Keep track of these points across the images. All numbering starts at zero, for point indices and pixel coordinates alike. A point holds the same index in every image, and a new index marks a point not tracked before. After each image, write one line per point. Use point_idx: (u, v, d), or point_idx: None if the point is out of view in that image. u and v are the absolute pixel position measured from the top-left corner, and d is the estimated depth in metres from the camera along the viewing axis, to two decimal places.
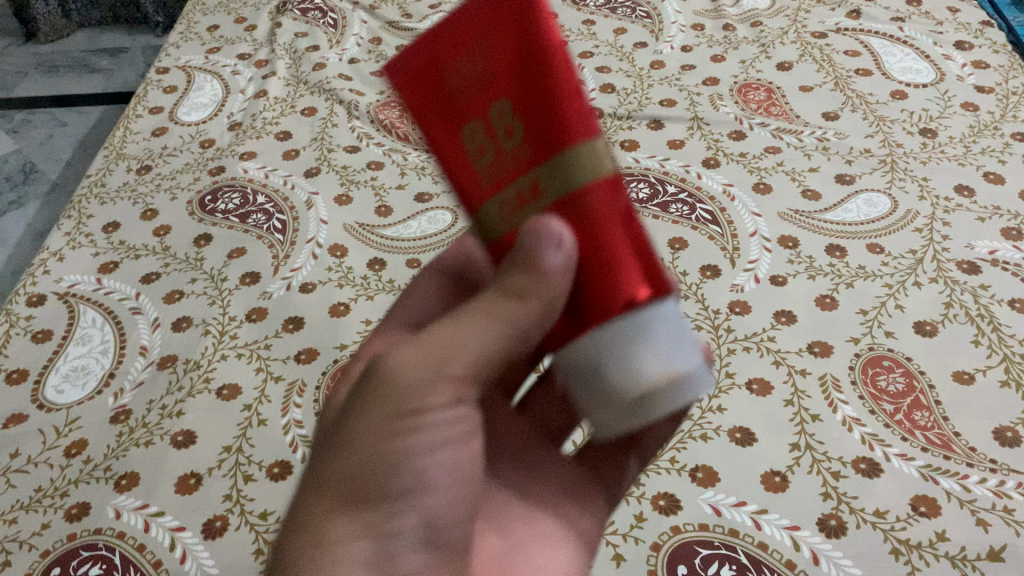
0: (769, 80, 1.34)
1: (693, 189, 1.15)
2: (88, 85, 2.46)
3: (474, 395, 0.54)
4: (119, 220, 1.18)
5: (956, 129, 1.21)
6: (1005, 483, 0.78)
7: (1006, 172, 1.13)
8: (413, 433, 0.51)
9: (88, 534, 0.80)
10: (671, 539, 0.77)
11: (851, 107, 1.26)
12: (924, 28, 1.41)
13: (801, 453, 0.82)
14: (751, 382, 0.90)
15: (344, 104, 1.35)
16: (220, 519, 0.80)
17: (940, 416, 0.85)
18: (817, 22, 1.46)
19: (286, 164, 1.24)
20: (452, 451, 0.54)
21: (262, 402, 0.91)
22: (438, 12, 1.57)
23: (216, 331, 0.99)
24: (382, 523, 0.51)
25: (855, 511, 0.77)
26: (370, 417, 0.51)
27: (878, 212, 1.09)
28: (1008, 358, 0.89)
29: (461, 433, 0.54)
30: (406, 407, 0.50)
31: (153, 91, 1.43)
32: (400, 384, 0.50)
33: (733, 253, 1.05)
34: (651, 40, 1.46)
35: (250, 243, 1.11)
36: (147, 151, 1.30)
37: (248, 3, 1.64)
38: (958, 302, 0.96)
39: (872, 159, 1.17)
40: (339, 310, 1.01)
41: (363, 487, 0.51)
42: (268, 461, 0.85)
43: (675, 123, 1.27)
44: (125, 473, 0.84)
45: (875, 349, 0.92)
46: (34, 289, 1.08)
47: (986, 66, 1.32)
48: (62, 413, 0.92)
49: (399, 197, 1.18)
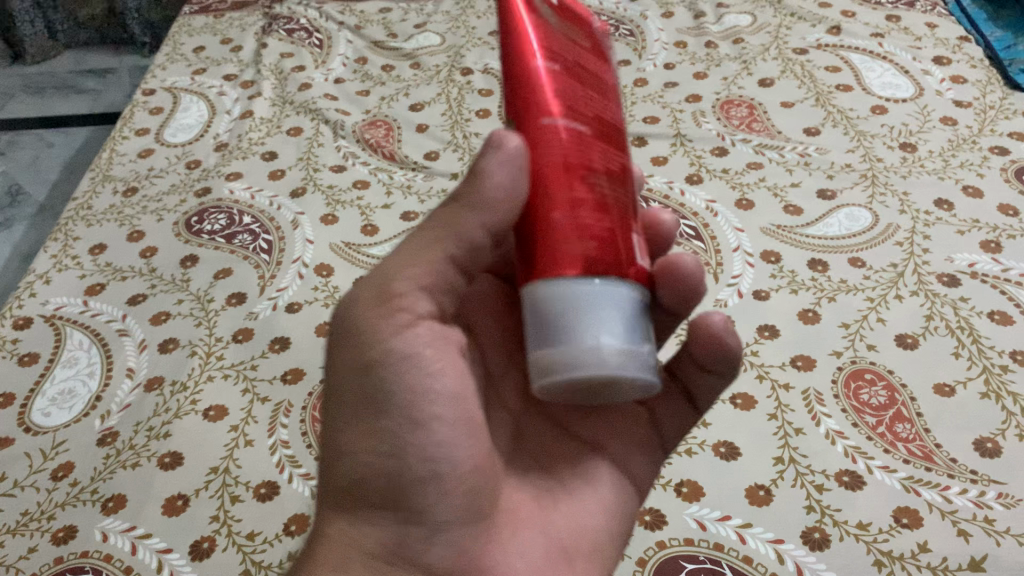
0: (750, 96, 1.35)
1: (676, 205, 1.16)
2: (75, 106, 2.46)
3: (443, 387, 0.59)
4: (105, 242, 1.18)
5: (935, 143, 1.22)
6: (986, 494, 0.79)
7: (985, 185, 1.14)
8: (384, 424, 0.59)
9: (75, 557, 0.80)
10: (657, 553, 0.77)
11: (831, 122, 1.27)
12: (903, 44, 1.43)
13: (785, 466, 0.83)
14: (735, 397, 0.90)
15: (330, 123, 1.36)
16: (207, 540, 0.80)
17: (922, 428, 0.86)
18: (798, 39, 1.47)
19: (272, 185, 1.25)
20: (429, 439, 0.59)
21: (249, 423, 0.91)
22: (423, 32, 1.58)
23: (203, 352, 1.00)
24: (374, 508, 0.59)
25: (839, 524, 0.78)
26: (351, 414, 0.60)
27: (859, 226, 1.10)
28: (988, 370, 0.90)
29: (435, 418, 0.59)
30: (372, 399, 0.59)
31: (140, 112, 1.43)
32: (367, 378, 0.60)
33: (716, 269, 1.06)
34: (635, 58, 1.47)
35: (237, 264, 1.12)
36: (134, 173, 1.30)
37: (234, 24, 1.65)
38: (938, 315, 0.97)
39: (853, 174, 1.18)
40: (326, 329, 1.01)
41: (354, 478, 0.59)
42: (254, 482, 0.85)
43: (658, 140, 1.28)
44: (112, 495, 0.84)
45: (858, 363, 0.93)
46: (20, 312, 1.08)
47: (964, 81, 1.34)
48: (49, 436, 0.92)
49: (385, 216, 1.18)
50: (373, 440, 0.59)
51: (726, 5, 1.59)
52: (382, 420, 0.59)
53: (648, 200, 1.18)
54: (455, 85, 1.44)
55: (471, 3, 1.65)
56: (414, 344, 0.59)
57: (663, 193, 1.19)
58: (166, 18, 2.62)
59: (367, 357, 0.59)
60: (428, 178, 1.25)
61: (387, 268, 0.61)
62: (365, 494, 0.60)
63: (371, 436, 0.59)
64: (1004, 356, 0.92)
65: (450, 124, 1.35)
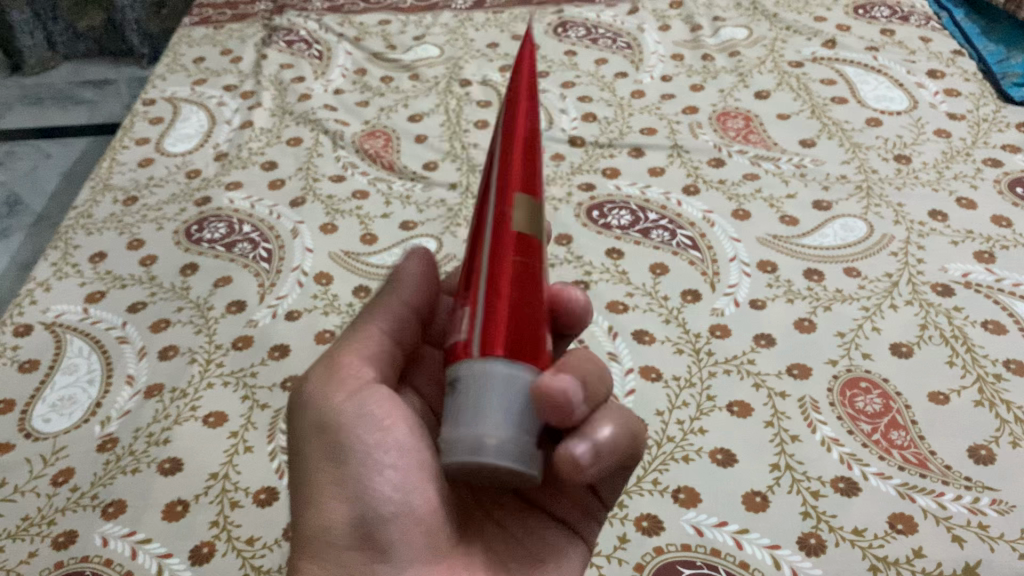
0: (746, 108, 1.37)
1: (673, 215, 1.17)
2: (73, 116, 2.47)
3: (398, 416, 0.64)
4: (105, 251, 1.19)
5: (929, 155, 1.23)
6: (980, 500, 0.80)
7: (978, 197, 1.15)
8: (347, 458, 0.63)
9: (75, 562, 0.80)
10: (654, 559, 0.78)
11: (827, 134, 1.29)
12: (897, 57, 1.45)
13: (781, 473, 0.84)
14: (731, 405, 0.91)
15: (329, 133, 1.37)
16: (207, 545, 0.81)
17: (916, 435, 0.87)
18: (794, 52, 1.49)
19: (272, 194, 1.26)
20: (390, 468, 0.62)
21: (249, 429, 0.91)
22: (422, 43, 1.59)
23: (203, 359, 1.00)
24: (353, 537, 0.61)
25: (835, 530, 0.78)
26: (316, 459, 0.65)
27: (854, 237, 1.11)
28: (981, 378, 0.91)
29: (393, 446, 0.63)
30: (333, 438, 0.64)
31: (140, 122, 1.44)
32: (328, 420, 0.65)
33: (713, 278, 1.07)
34: (632, 70, 1.48)
35: (236, 272, 1.12)
36: (134, 182, 1.31)
37: (234, 34, 1.66)
38: (933, 324, 0.98)
39: (848, 185, 1.19)
40: (325, 337, 1.02)
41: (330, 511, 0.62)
42: (254, 488, 0.86)
43: (655, 151, 1.30)
44: (112, 501, 0.85)
45: (853, 371, 0.94)
46: (20, 319, 1.09)
47: (958, 94, 1.35)
48: (49, 442, 0.92)
49: (384, 225, 1.19)
50: (337, 474, 0.63)
51: (722, 18, 1.61)
52: (345, 470, 0.63)
53: (645, 211, 1.19)
54: (454, 96, 1.45)
55: (470, 16, 1.67)
56: (367, 404, 0.64)
57: (660, 203, 1.20)
58: (165, 30, 2.63)
59: (330, 416, 0.64)
60: (426, 188, 1.26)
61: (343, 344, 0.69)
62: (336, 543, 0.62)
63: (336, 480, 0.63)
64: (997, 364, 0.93)
65: (449, 135, 1.37)
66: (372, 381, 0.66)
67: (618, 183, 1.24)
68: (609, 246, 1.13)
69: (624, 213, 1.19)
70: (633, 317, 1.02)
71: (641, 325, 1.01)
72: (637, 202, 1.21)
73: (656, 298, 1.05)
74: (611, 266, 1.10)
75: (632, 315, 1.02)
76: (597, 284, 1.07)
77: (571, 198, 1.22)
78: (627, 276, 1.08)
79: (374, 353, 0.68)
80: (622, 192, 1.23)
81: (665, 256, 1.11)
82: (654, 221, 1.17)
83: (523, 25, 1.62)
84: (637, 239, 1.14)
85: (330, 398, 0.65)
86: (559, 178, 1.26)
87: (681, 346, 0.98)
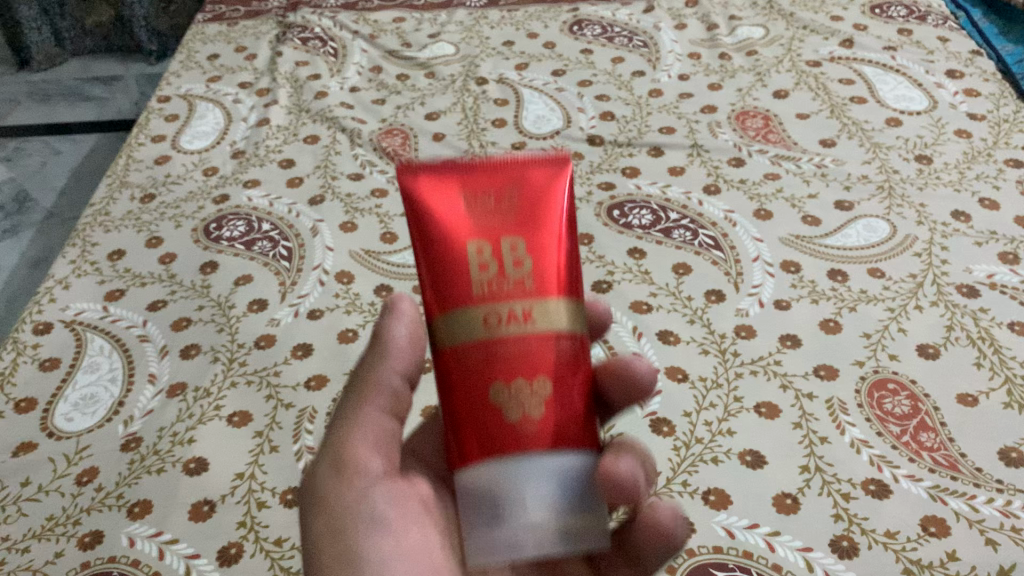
0: (765, 108, 1.36)
1: (695, 215, 1.17)
2: (81, 113, 2.46)
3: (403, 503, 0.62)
4: (124, 249, 1.18)
5: (951, 155, 1.23)
6: (1012, 503, 0.79)
7: (1001, 197, 1.15)
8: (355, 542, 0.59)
9: (102, 562, 0.79)
10: (687, 562, 0.77)
11: (847, 134, 1.28)
12: (916, 58, 1.44)
13: (811, 475, 0.83)
14: (759, 406, 0.90)
15: (347, 131, 1.37)
16: (235, 546, 0.80)
17: (946, 437, 0.86)
18: (811, 51, 1.48)
19: (290, 192, 1.25)
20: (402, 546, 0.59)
21: (274, 429, 0.91)
22: (437, 41, 1.59)
23: (226, 358, 1.00)
24: None
25: (867, 532, 0.78)
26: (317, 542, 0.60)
27: (878, 237, 1.11)
28: (1010, 380, 0.91)
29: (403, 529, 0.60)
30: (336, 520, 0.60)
31: (155, 119, 1.44)
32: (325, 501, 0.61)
33: (737, 278, 1.06)
34: (649, 69, 1.48)
35: (257, 271, 1.12)
36: (151, 179, 1.30)
37: (248, 31, 1.65)
38: (959, 325, 0.98)
39: (870, 185, 1.19)
40: (348, 336, 1.02)
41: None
42: (281, 488, 0.85)
43: (675, 150, 1.29)
44: (138, 501, 0.84)
45: (880, 372, 0.93)
46: (40, 317, 1.08)
47: (978, 94, 1.35)
48: (72, 441, 0.92)
49: (404, 224, 1.19)
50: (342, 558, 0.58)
51: (738, 17, 1.60)
52: None
53: (666, 211, 1.19)
54: (471, 94, 1.44)
55: (484, 14, 1.66)
56: (377, 504, 0.61)
57: (681, 203, 1.20)
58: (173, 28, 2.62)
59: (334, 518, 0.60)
60: None
61: (334, 441, 0.64)
62: None
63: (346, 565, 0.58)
64: None
65: (467, 133, 1.36)
66: (381, 481, 0.62)
67: (639, 183, 1.24)
68: (631, 246, 1.13)
69: (645, 213, 1.18)
70: (658, 317, 1.02)
71: (666, 325, 1.01)
72: (658, 201, 1.20)
73: (679, 298, 1.04)
74: (633, 266, 1.10)
75: (656, 315, 1.02)
76: (620, 284, 1.07)
77: (591, 198, 1.22)
78: (650, 276, 1.08)
79: (372, 444, 0.64)
80: (642, 191, 1.23)
81: (688, 256, 1.10)
82: (675, 221, 1.17)
83: (538, 24, 1.62)
84: (659, 239, 1.14)
85: (337, 499, 0.60)
86: (579, 178, 1.26)
87: (706, 347, 0.98)
